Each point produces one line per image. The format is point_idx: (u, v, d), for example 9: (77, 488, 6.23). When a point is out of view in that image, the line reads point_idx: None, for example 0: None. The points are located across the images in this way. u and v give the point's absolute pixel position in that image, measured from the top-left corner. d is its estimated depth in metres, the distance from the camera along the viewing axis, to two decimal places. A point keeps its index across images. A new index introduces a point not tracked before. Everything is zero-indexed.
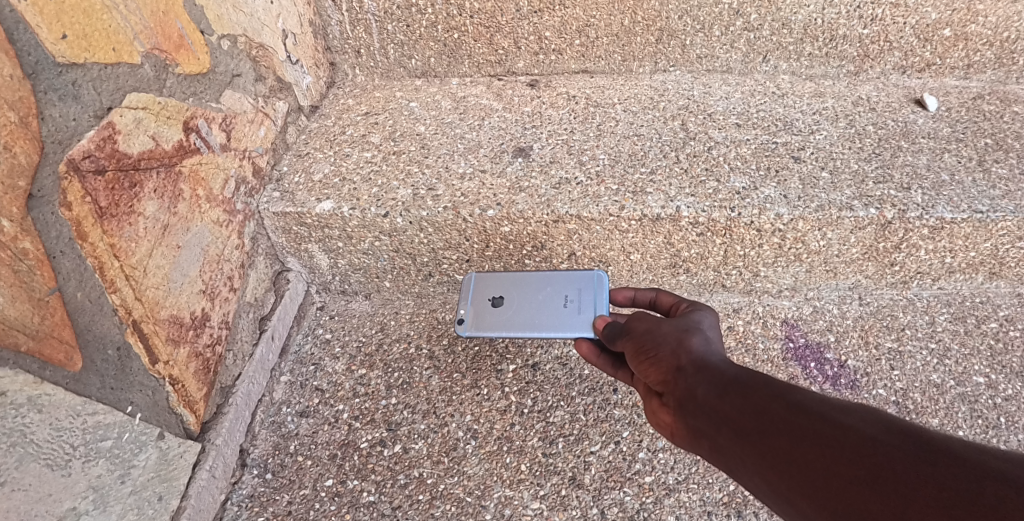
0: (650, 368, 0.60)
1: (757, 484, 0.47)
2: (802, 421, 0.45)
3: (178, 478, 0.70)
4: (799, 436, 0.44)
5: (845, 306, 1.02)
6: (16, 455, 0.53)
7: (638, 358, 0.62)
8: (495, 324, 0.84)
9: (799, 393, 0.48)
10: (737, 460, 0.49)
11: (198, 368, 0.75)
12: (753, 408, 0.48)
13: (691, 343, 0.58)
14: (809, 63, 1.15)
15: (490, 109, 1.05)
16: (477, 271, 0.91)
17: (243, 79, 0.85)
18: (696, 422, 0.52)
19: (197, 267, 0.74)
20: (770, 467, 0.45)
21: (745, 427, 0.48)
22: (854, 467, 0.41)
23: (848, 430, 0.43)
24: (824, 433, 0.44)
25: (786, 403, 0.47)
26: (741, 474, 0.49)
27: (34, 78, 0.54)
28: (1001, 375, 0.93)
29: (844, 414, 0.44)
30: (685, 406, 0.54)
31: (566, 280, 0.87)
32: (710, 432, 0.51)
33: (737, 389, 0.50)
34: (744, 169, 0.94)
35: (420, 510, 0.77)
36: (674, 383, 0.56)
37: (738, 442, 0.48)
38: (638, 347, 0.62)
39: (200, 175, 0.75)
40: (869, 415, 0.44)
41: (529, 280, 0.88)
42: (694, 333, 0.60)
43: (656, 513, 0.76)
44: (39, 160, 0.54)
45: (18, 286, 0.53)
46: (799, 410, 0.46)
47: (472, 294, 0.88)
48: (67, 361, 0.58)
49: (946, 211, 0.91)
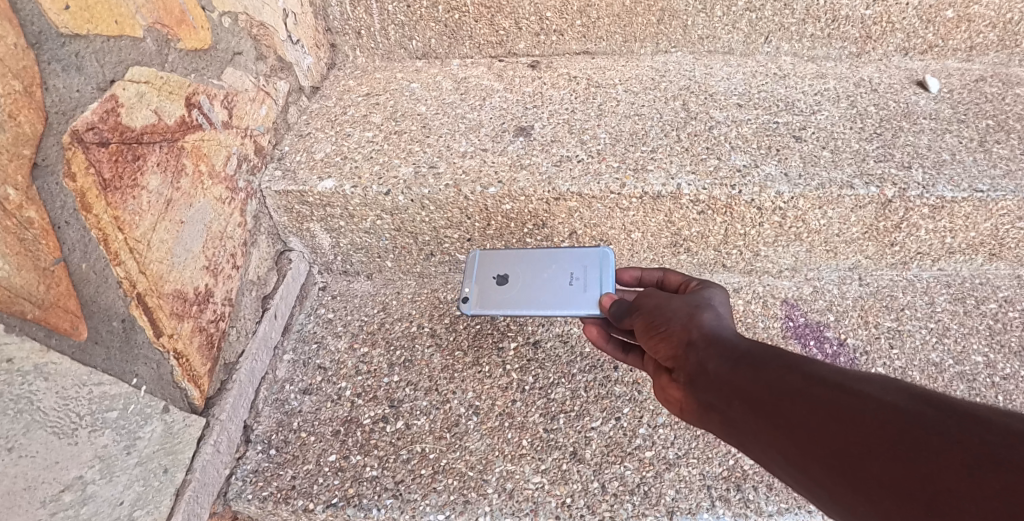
0: (661, 344, 0.61)
1: (771, 456, 0.47)
2: (815, 390, 0.45)
3: (183, 451, 0.71)
4: (813, 405, 0.45)
5: (844, 285, 1.02)
6: (23, 422, 0.53)
7: (648, 334, 0.62)
8: (501, 301, 0.84)
9: (812, 365, 0.48)
10: (750, 433, 0.49)
11: (202, 343, 0.75)
12: (765, 379, 0.49)
13: (702, 319, 0.59)
14: (811, 44, 1.15)
15: (491, 90, 1.05)
16: (480, 249, 0.91)
17: (243, 57, 0.85)
18: (708, 396, 0.53)
19: (201, 243, 0.75)
20: (782, 437, 0.46)
21: (758, 399, 0.48)
22: (869, 432, 0.41)
23: (863, 397, 0.43)
24: (839, 401, 0.44)
25: (799, 374, 0.48)
26: (754, 447, 0.49)
27: (37, 48, 0.54)
28: (1000, 354, 0.94)
29: (859, 382, 0.44)
30: (696, 380, 0.54)
31: (571, 259, 0.87)
32: (721, 405, 0.51)
33: (749, 363, 0.51)
34: (745, 148, 0.95)
35: (422, 484, 0.77)
36: (685, 359, 0.57)
37: (751, 413, 0.49)
38: (649, 324, 0.63)
39: (203, 151, 0.75)
40: (885, 383, 0.44)
41: (534, 258, 0.88)
42: (705, 310, 0.60)
43: (657, 487, 0.77)
44: (42, 130, 0.54)
45: (23, 254, 0.53)
46: (813, 380, 0.46)
47: (477, 271, 0.88)
48: (73, 330, 0.58)
49: (947, 189, 0.91)
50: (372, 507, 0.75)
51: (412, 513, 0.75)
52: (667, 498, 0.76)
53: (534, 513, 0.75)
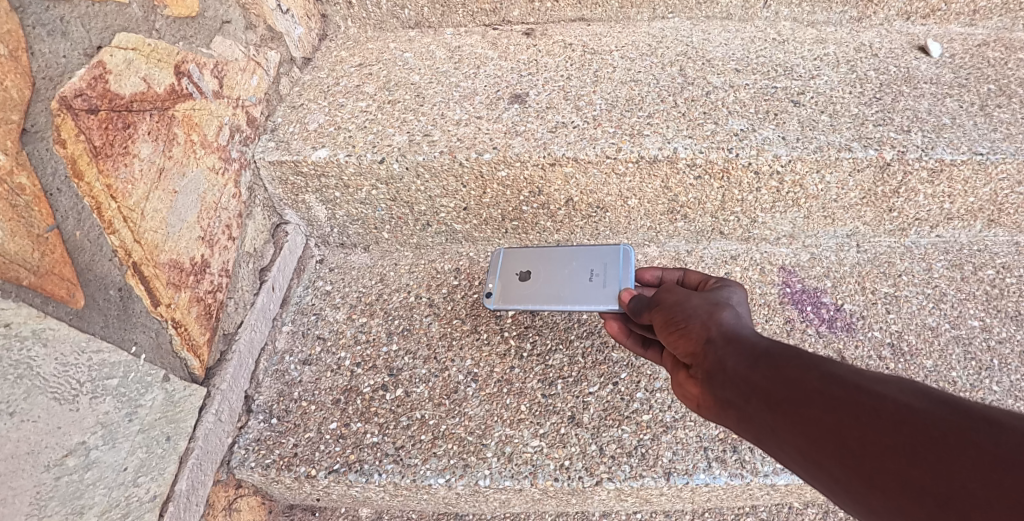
0: (680, 340, 0.61)
1: (788, 454, 0.47)
2: (835, 390, 0.45)
3: (185, 419, 0.71)
4: (832, 404, 0.44)
5: (843, 252, 1.01)
6: (24, 387, 0.53)
7: (667, 330, 0.63)
8: (521, 297, 0.86)
9: (831, 364, 0.48)
10: (768, 430, 0.49)
11: (201, 314, 0.75)
12: (784, 378, 0.49)
13: (722, 316, 0.59)
14: (811, 9, 1.13)
15: (485, 58, 1.04)
16: (508, 248, 0.93)
17: (232, 26, 0.84)
18: (726, 393, 0.53)
19: (195, 213, 0.74)
20: (801, 434, 0.45)
21: (777, 397, 0.48)
22: (889, 434, 0.41)
23: (884, 398, 0.43)
24: (859, 401, 0.43)
25: (818, 373, 0.47)
26: (770, 443, 0.49)
27: (21, 12, 0.54)
28: (996, 318, 0.94)
29: (879, 382, 0.44)
30: (714, 376, 0.54)
31: (592, 256, 0.88)
32: (738, 402, 0.51)
33: (768, 361, 0.51)
34: (743, 112, 0.94)
35: (422, 449, 0.78)
36: (703, 355, 0.57)
37: (769, 411, 0.48)
38: (668, 319, 0.64)
39: (194, 121, 0.74)
40: (904, 385, 0.43)
41: (556, 256, 0.89)
42: (724, 308, 0.61)
43: (654, 449, 0.78)
44: (30, 96, 0.54)
45: (16, 220, 0.53)
46: (833, 380, 0.46)
47: (500, 269, 0.91)
48: (69, 297, 0.59)
49: (946, 152, 0.90)
50: (373, 472, 0.76)
51: (413, 477, 0.76)
52: (664, 460, 0.77)
53: (533, 475, 0.76)
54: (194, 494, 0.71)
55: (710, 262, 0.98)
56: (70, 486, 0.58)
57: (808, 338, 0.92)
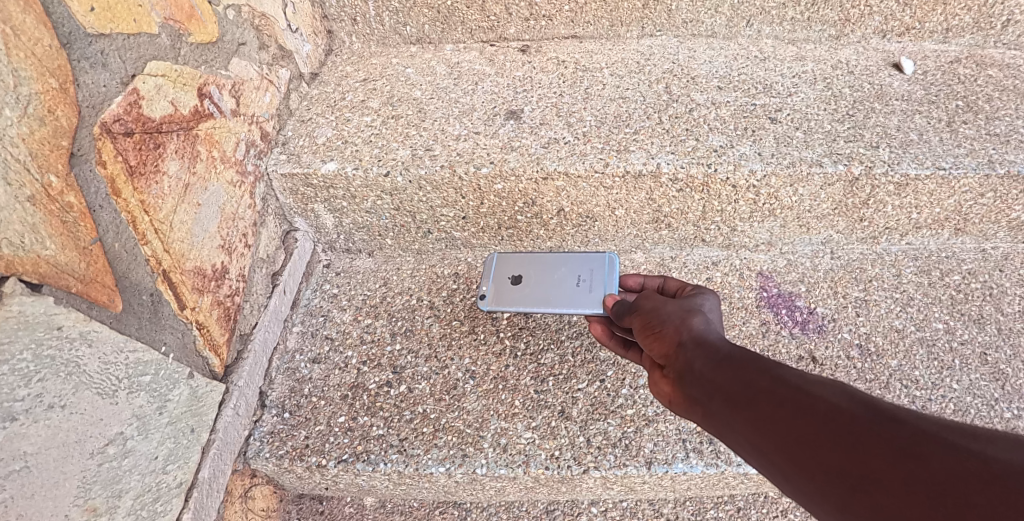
0: (655, 342, 0.68)
1: (741, 445, 0.54)
2: (783, 391, 0.52)
3: (207, 413, 0.78)
4: (779, 403, 0.51)
5: (817, 259, 1.09)
6: (72, 383, 0.60)
7: (645, 333, 0.70)
8: (514, 300, 0.93)
9: (783, 368, 0.55)
10: (725, 424, 0.55)
11: (221, 316, 0.82)
12: (742, 379, 0.56)
13: (693, 322, 0.66)
14: (792, 27, 1.20)
15: (483, 74, 1.10)
16: (501, 252, 1.00)
17: (247, 48, 0.90)
18: (692, 390, 0.60)
19: (216, 223, 0.81)
20: (752, 428, 0.52)
21: (734, 395, 0.55)
22: (822, 427, 0.47)
23: (822, 398, 0.49)
24: (801, 400, 0.50)
25: (771, 376, 0.54)
26: (727, 436, 0.56)
27: (68, 48, 0.60)
28: (959, 321, 1.01)
29: (819, 385, 0.51)
30: (682, 376, 0.61)
31: (579, 262, 0.95)
32: (702, 399, 0.58)
33: (730, 364, 0.58)
34: (723, 128, 1.01)
35: (424, 441, 0.85)
36: (674, 357, 0.64)
37: (727, 407, 0.55)
38: (646, 323, 0.71)
39: (214, 138, 0.81)
40: (840, 389, 0.50)
41: (546, 261, 0.97)
42: (696, 315, 0.68)
43: (637, 440, 0.85)
44: (77, 123, 0.60)
45: (67, 235, 0.59)
46: (782, 382, 0.53)
47: (494, 272, 0.97)
48: (109, 302, 0.65)
49: (911, 167, 0.97)
50: (379, 462, 0.83)
51: (415, 466, 0.83)
52: (646, 450, 0.84)
53: (526, 464, 0.83)
54: (215, 481, 0.78)
55: (693, 268, 1.05)
56: (110, 472, 0.65)
57: (782, 338, 0.99)
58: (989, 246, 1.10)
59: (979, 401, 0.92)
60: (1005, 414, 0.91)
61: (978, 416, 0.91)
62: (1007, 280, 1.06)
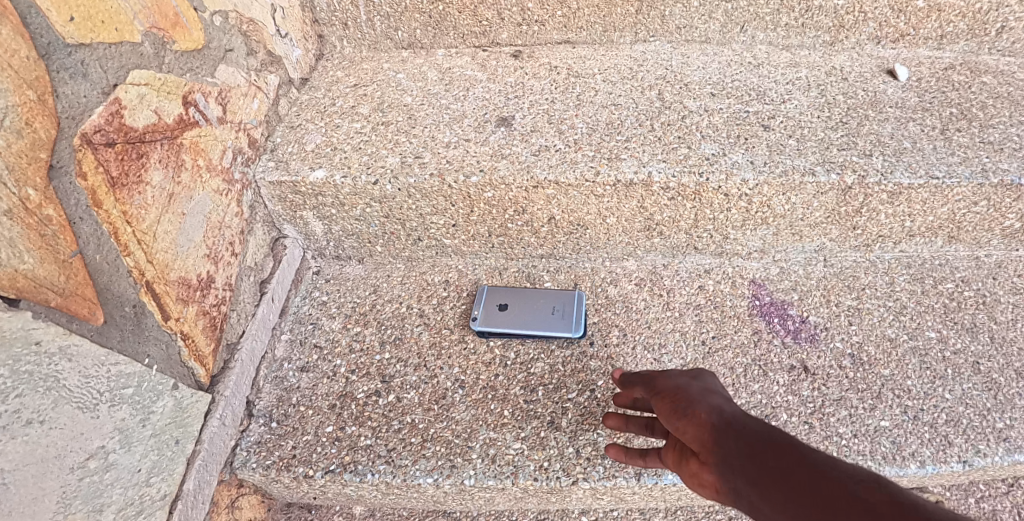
0: (662, 395, 0.68)
1: (745, 501, 0.53)
2: (792, 457, 0.52)
3: (191, 424, 0.77)
4: (788, 467, 0.51)
5: (810, 266, 1.08)
6: (52, 398, 0.59)
7: (654, 390, 0.71)
8: (505, 323, 0.96)
9: (791, 435, 0.54)
10: (726, 480, 0.55)
11: (207, 325, 0.81)
12: (751, 436, 0.55)
13: (704, 387, 0.67)
14: (786, 33, 1.19)
15: (475, 80, 1.09)
16: (484, 283, 1.02)
17: (235, 54, 0.89)
18: (696, 439, 0.59)
19: (202, 232, 0.80)
20: (759, 486, 0.52)
21: (742, 449, 0.55)
22: (830, 499, 0.47)
23: (831, 470, 0.49)
24: (811, 468, 0.50)
25: (780, 439, 0.54)
26: (728, 491, 0.55)
27: (47, 59, 0.59)
28: (952, 330, 1.00)
29: (829, 460, 0.51)
30: (689, 425, 0.61)
31: (559, 297, 1.00)
32: (705, 449, 0.58)
33: (739, 422, 0.58)
34: (716, 136, 1.00)
35: (412, 451, 0.84)
36: (684, 406, 0.64)
37: (731, 463, 0.55)
38: (655, 383, 0.71)
39: (200, 146, 0.80)
40: (849, 466, 0.50)
41: (530, 293, 1.01)
42: (707, 384, 0.68)
43: (626, 451, 0.84)
44: (56, 135, 0.60)
45: (46, 248, 0.59)
46: (793, 446, 0.53)
47: (484, 296, 0.99)
48: (91, 315, 0.64)
49: (904, 176, 0.97)
50: (367, 472, 0.82)
51: (403, 476, 0.82)
52: (635, 461, 0.83)
53: (515, 475, 0.82)
54: (200, 492, 0.78)
55: (685, 277, 1.05)
56: (91, 486, 0.64)
57: (774, 348, 0.97)
58: (983, 254, 1.10)
59: (972, 411, 0.91)
60: (998, 424, 0.90)
61: (971, 426, 0.90)
62: (1000, 288, 1.05)
